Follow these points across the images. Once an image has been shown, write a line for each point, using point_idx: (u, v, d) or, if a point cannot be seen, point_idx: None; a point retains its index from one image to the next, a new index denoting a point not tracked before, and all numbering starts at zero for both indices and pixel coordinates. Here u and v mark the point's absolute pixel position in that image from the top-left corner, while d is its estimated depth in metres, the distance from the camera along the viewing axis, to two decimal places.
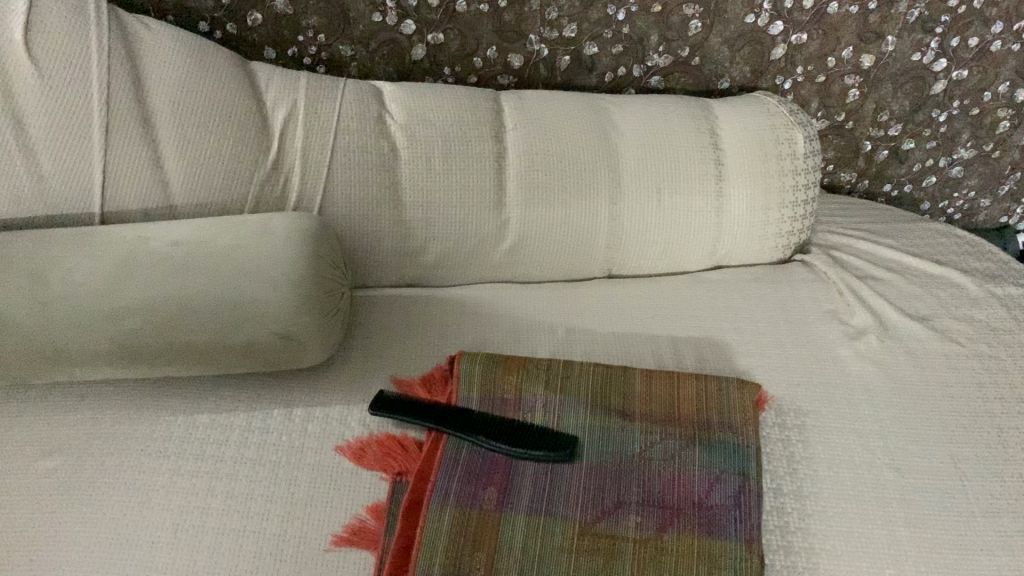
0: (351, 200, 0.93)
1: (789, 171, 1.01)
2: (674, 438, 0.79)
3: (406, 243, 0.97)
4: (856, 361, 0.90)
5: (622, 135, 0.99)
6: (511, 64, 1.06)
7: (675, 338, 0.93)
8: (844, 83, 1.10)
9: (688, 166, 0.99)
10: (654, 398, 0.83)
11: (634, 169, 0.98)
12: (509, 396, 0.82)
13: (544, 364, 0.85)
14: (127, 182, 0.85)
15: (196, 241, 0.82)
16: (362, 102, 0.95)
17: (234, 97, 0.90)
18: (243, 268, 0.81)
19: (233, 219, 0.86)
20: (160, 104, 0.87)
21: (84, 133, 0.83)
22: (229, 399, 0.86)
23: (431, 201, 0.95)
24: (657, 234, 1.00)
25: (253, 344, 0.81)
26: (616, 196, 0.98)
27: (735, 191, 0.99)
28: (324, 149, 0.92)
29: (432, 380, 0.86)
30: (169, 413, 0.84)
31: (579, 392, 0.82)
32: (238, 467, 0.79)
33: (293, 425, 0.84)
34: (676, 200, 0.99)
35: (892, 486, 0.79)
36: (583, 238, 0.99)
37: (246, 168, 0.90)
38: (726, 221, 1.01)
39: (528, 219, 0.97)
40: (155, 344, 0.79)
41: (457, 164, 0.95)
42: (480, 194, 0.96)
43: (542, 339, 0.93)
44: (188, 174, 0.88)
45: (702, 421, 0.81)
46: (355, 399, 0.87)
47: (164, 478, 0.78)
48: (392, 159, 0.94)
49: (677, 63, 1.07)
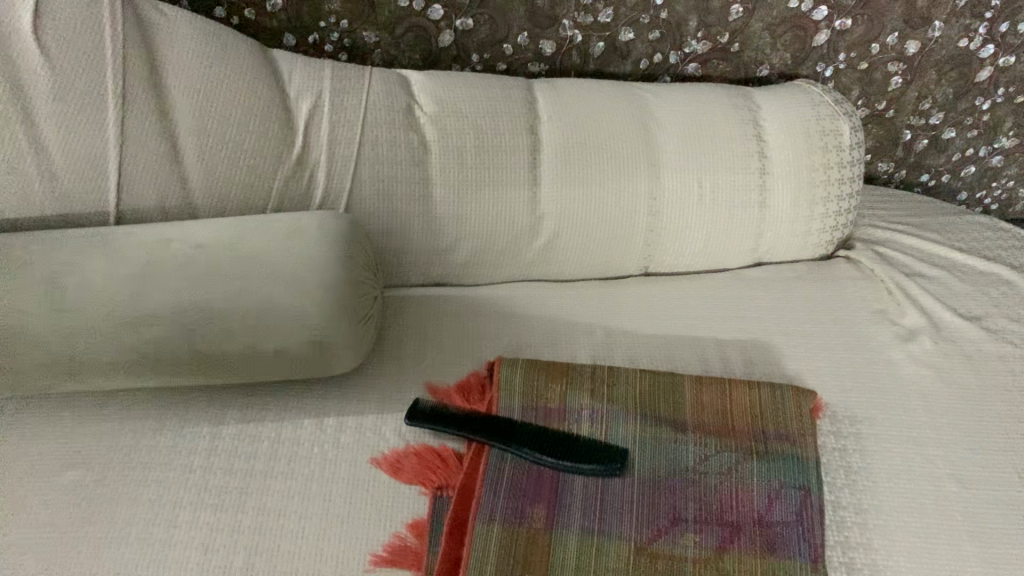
0: (379, 196, 0.89)
1: (835, 163, 0.96)
2: (731, 451, 0.74)
3: (436, 239, 0.92)
4: (909, 364, 0.86)
5: (662, 126, 0.95)
6: (542, 50, 1.01)
7: (719, 340, 0.88)
8: (887, 71, 1.06)
9: (731, 158, 0.94)
10: (706, 407, 0.78)
11: (674, 161, 0.94)
12: (552, 405, 0.78)
13: (589, 369, 0.81)
14: (145, 180, 0.82)
15: (220, 242, 0.78)
16: (390, 94, 0.91)
17: (256, 89, 0.86)
18: (272, 272, 0.77)
19: (258, 218, 0.82)
20: (177, 100, 0.83)
21: (98, 133, 0.79)
22: (256, 408, 0.82)
23: (463, 197, 0.91)
24: (698, 229, 0.95)
25: (283, 352, 0.77)
26: (656, 189, 0.93)
27: (778, 184, 0.95)
28: (351, 143, 0.88)
29: (469, 388, 0.82)
30: (193, 423, 0.80)
31: (626, 399, 0.78)
32: (269, 482, 0.76)
33: (324, 435, 0.80)
34: (718, 195, 0.94)
35: (956, 498, 0.75)
36: (621, 234, 0.95)
37: (268, 165, 0.86)
38: (770, 216, 0.96)
39: (564, 214, 0.93)
40: (179, 353, 0.76)
41: (489, 158, 0.91)
42: (513, 189, 0.91)
43: (580, 341, 0.89)
44: (208, 171, 0.85)
45: (758, 431, 0.76)
46: (388, 406, 0.83)
47: (190, 492, 0.75)
48: (421, 154, 0.90)
49: (716, 50, 1.02)
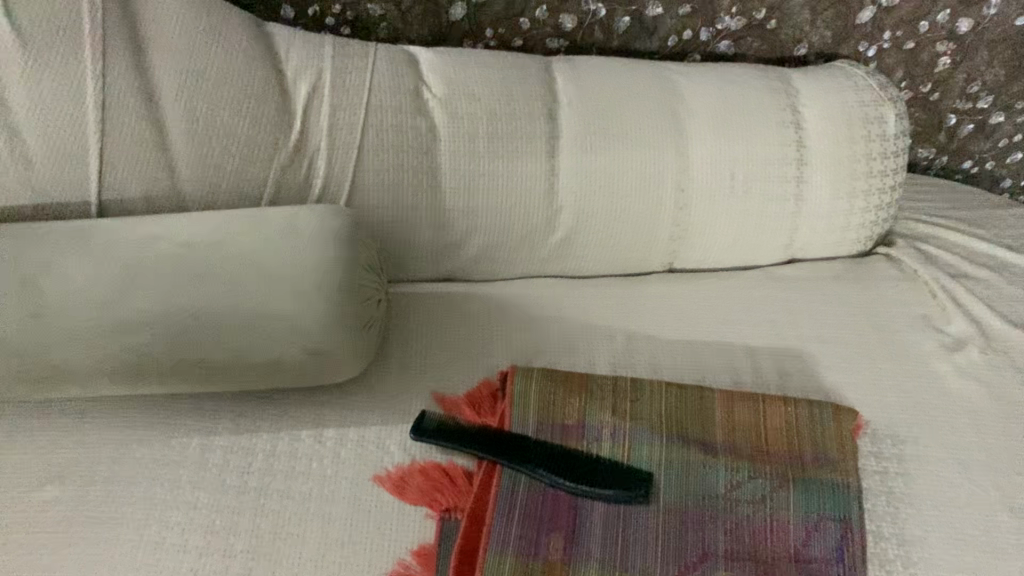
0: (384, 186, 0.82)
1: (878, 154, 0.89)
2: (765, 478, 0.69)
3: (445, 232, 0.85)
4: (956, 377, 0.79)
5: (692, 111, 0.87)
6: (562, 25, 0.93)
7: (750, 348, 0.82)
8: (934, 52, 0.97)
9: (766, 148, 0.87)
10: (737, 427, 0.72)
11: (705, 150, 0.86)
12: (570, 422, 0.72)
13: (610, 383, 0.74)
14: (129, 168, 0.76)
15: (209, 240, 0.72)
16: (397, 75, 0.83)
17: (250, 69, 0.79)
18: (267, 276, 0.71)
19: (252, 213, 0.75)
20: (163, 81, 0.76)
21: (75, 118, 0.73)
22: (250, 418, 0.76)
23: (475, 188, 0.84)
24: (727, 224, 0.88)
25: (279, 362, 0.71)
26: (684, 181, 0.86)
27: (816, 177, 0.87)
28: (353, 128, 0.81)
29: (479, 400, 0.76)
30: (182, 434, 0.74)
31: (651, 417, 0.72)
32: (264, 501, 0.71)
33: (324, 450, 0.74)
34: (751, 187, 0.87)
35: (1008, 530, 0.69)
36: (645, 229, 0.88)
37: (263, 153, 0.79)
38: (806, 211, 0.89)
39: (584, 208, 0.85)
40: (166, 361, 0.70)
41: (504, 146, 0.83)
42: (529, 180, 0.84)
43: (600, 346, 0.82)
44: (198, 159, 0.78)
45: (793, 456, 0.70)
46: (392, 418, 0.76)
47: (179, 513, 0.69)
48: (430, 141, 0.83)
49: (751, 27, 0.94)
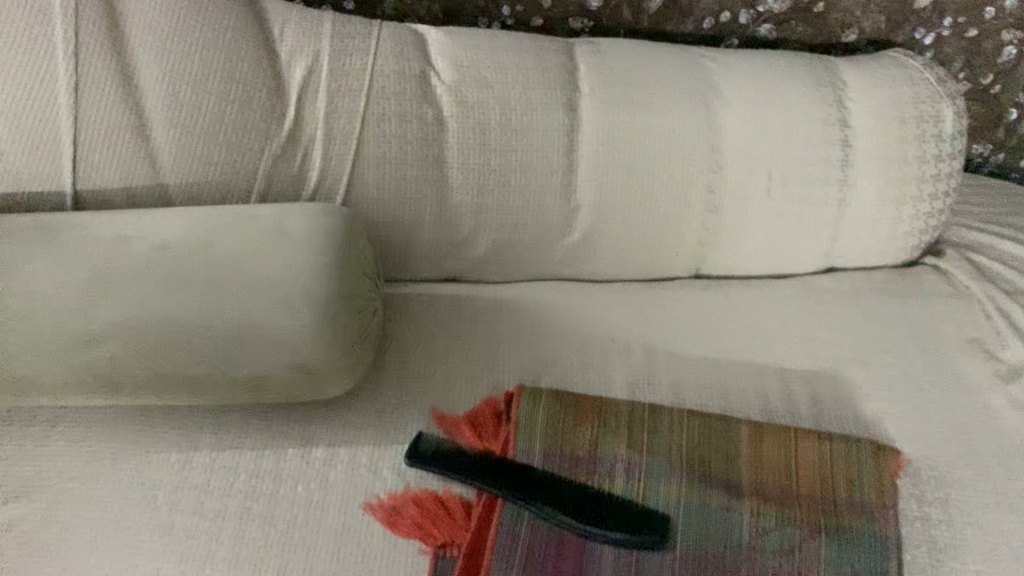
0: (385, 181, 0.75)
1: (932, 156, 0.80)
2: (793, 525, 0.62)
3: (451, 232, 0.78)
4: (1010, 411, 0.72)
5: (727, 103, 0.78)
6: (588, 3, 0.85)
7: (783, 369, 0.75)
8: (999, 40, 0.88)
9: (807, 147, 0.78)
10: (765, 465, 0.65)
11: (739, 148, 0.78)
12: (581, 453, 0.66)
13: (626, 408, 0.68)
14: (106, 158, 0.69)
15: (188, 242, 0.65)
16: (403, 57, 0.75)
17: (240, 49, 0.71)
18: (249, 284, 0.64)
19: (239, 211, 0.68)
20: (144, 63, 0.69)
21: (46, 103, 0.67)
22: (234, 433, 0.70)
23: (484, 184, 0.76)
24: (762, 229, 0.80)
25: (263, 378, 0.65)
26: (715, 181, 0.78)
27: (862, 180, 0.79)
28: (353, 116, 0.73)
29: (482, 421, 0.69)
30: (160, 448, 0.69)
31: (670, 451, 0.65)
32: (245, 527, 0.65)
33: (312, 471, 0.68)
34: (789, 189, 0.79)
35: None
36: (669, 232, 0.80)
37: (253, 142, 0.72)
38: (849, 216, 0.80)
39: (604, 209, 0.78)
40: (140, 374, 0.64)
41: (518, 139, 0.76)
42: (544, 177, 0.76)
43: (617, 362, 0.75)
44: (182, 149, 0.71)
45: (827, 500, 0.64)
46: (387, 437, 0.70)
47: (153, 538, 0.64)
48: (436, 131, 0.75)
49: (795, 8, 0.86)
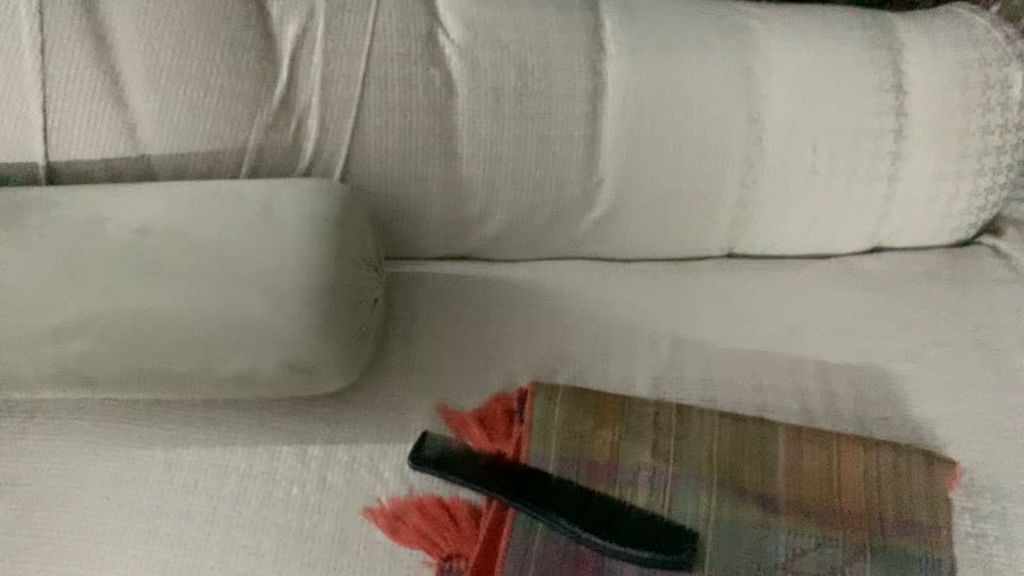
0: (388, 154, 0.68)
1: (997, 126, 0.72)
2: (835, 545, 0.57)
3: (460, 208, 0.71)
4: None
5: (769, 66, 0.70)
6: None
7: (823, 364, 0.69)
8: None
9: (857, 116, 0.70)
10: (803, 476, 0.59)
11: (781, 117, 0.70)
12: (600, 460, 0.60)
13: (650, 410, 0.62)
14: (79, 128, 0.63)
15: (167, 225, 0.59)
16: (407, 13, 0.67)
17: (225, 8, 0.64)
18: (236, 274, 0.58)
19: (225, 189, 0.62)
20: (120, 22, 0.63)
21: (11, 69, 0.62)
22: (223, 429, 0.65)
23: (497, 157, 0.69)
24: (802, 207, 0.72)
25: (253, 374, 0.59)
26: (755, 153, 0.70)
27: (917, 153, 0.71)
28: (351, 81, 0.66)
29: (491, 419, 0.63)
30: (144, 445, 0.64)
31: (698, 460, 0.60)
32: (234, 534, 0.60)
33: (307, 472, 0.63)
34: (836, 163, 0.71)
35: None
36: (700, 209, 0.72)
37: (241, 109, 0.65)
38: (901, 193, 0.72)
39: (630, 184, 0.70)
40: (119, 371, 0.58)
41: (534, 107, 0.68)
42: (564, 150, 0.69)
43: (641, 354, 0.69)
44: (162, 116, 0.64)
45: (871, 517, 0.58)
46: (389, 436, 0.65)
47: (136, 544, 0.59)
48: (444, 97, 0.68)
49: None
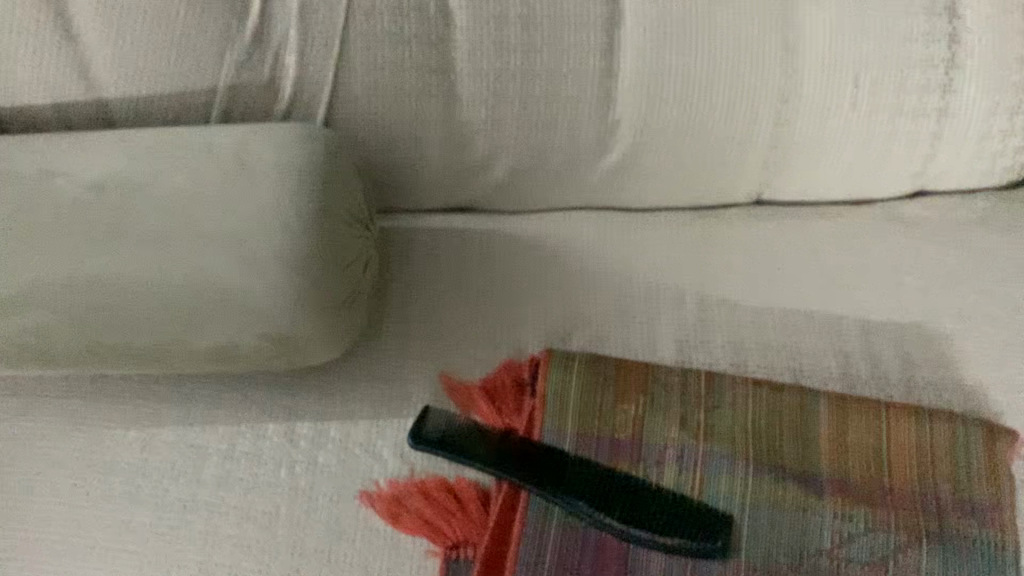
0: (379, 94, 0.60)
1: None
2: (887, 530, 0.51)
3: (461, 155, 0.63)
4: None
5: None
6: None
7: (864, 323, 0.62)
8: None
9: (902, 43, 0.60)
10: (850, 452, 0.53)
11: (817, 45, 0.61)
12: (621, 437, 0.54)
13: (677, 379, 0.55)
14: (28, 69, 0.57)
15: (128, 180, 0.52)
16: None
17: None
18: (207, 235, 0.51)
19: (194, 138, 0.54)
20: None
21: None
22: (203, 405, 0.58)
23: (501, 95, 0.61)
24: (840, 148, 0.64)
25: (229, 349, 0.52)
26: (787, 88, 0.62)
27: (971, 85, 0.61)
28: (332, 9, 0.57)
29: (500, 391, 0.57)
30: (117, 424, 0.57)
31: (731, 435, 0.54)
32: (218, 522, 0.54)
33: (297, 452, 0.56)
34: (879, 98, 0.62)
35: None
36: (728, 152, 0.64)
37: (209, 45, 0.57)
38: (950, 130, 0.63)
39: (650, 125, 0.63)
40: (74, 346, 0.51)
41: (542, 36, 0.59)
42: (578, 87, 0.61)
43: (664, 316, 0.63)
44: (120, 55, 0.57)
45: (926, 496, 0.52)
46: (387, 410, 0.58)
47: (109, 535, 0.54)
48: (440, 27, 0.58)
49: None
